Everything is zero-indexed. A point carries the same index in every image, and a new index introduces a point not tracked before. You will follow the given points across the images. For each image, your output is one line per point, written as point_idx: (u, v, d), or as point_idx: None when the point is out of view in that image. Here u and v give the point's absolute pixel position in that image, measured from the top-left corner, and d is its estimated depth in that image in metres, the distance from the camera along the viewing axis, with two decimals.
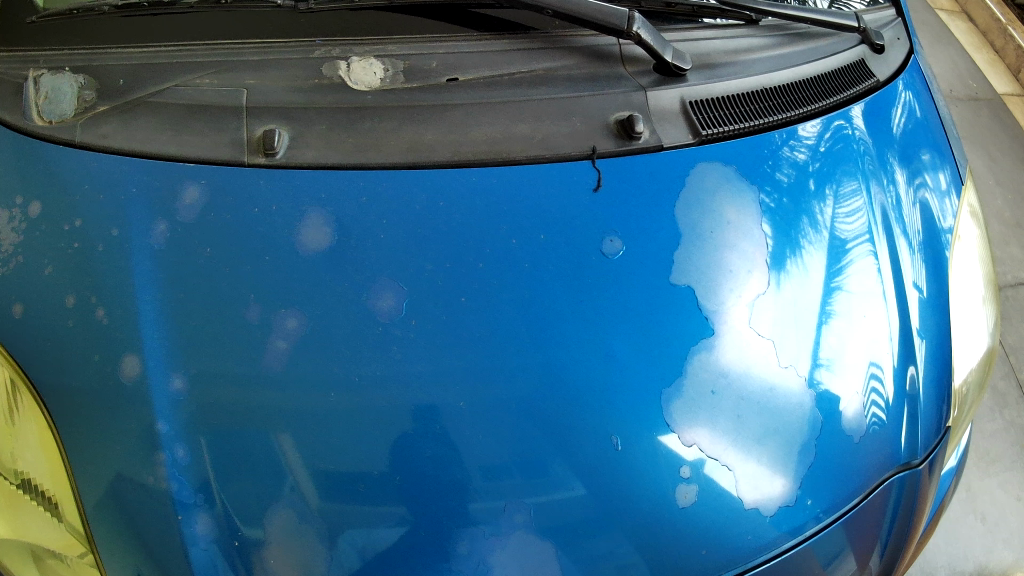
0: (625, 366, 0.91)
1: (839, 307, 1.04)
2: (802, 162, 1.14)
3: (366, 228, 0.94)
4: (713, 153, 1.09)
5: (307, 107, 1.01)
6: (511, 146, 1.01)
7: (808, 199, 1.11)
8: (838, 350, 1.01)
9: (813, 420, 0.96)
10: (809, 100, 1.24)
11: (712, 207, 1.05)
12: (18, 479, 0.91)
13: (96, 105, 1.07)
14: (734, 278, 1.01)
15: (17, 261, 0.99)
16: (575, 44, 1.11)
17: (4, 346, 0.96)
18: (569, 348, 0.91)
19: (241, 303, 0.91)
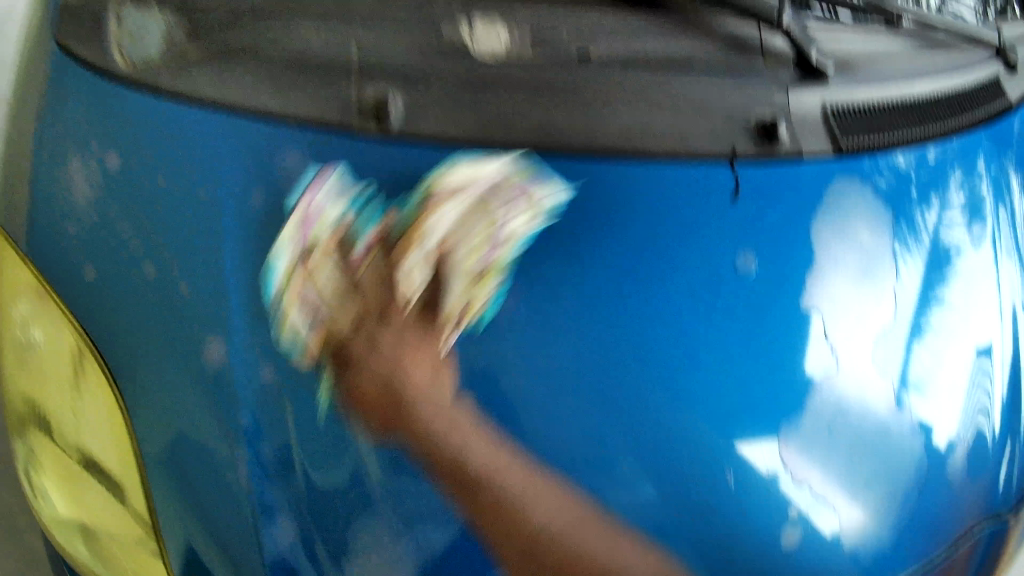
0: (743, 394, 0.84)
1: (935, 323, 0.96)
2: (903, 169, 1.02)
3: (485, 216, 0.84)
4: (852, 170, 0.98)
5: (426, 72, 0.90)
6: (648, 141, 0.90)
7: (909, 207, 0.99)
8: (930, 369, 0.94)
9: (920, 464, 0.92)
10: (949, 114, 1.12)
11: (841, 225, 0.94)
12: (93, 454, 1.03)
13: (187, 50, 0.97)
14: (858, 305, 0.91)
15: (96, 218, 0.98)
16: (713, 33, 1.01)
17: (77, 319, 1.01)
18: (678, 367, 0.83)
19: (343, 291, 0.83)
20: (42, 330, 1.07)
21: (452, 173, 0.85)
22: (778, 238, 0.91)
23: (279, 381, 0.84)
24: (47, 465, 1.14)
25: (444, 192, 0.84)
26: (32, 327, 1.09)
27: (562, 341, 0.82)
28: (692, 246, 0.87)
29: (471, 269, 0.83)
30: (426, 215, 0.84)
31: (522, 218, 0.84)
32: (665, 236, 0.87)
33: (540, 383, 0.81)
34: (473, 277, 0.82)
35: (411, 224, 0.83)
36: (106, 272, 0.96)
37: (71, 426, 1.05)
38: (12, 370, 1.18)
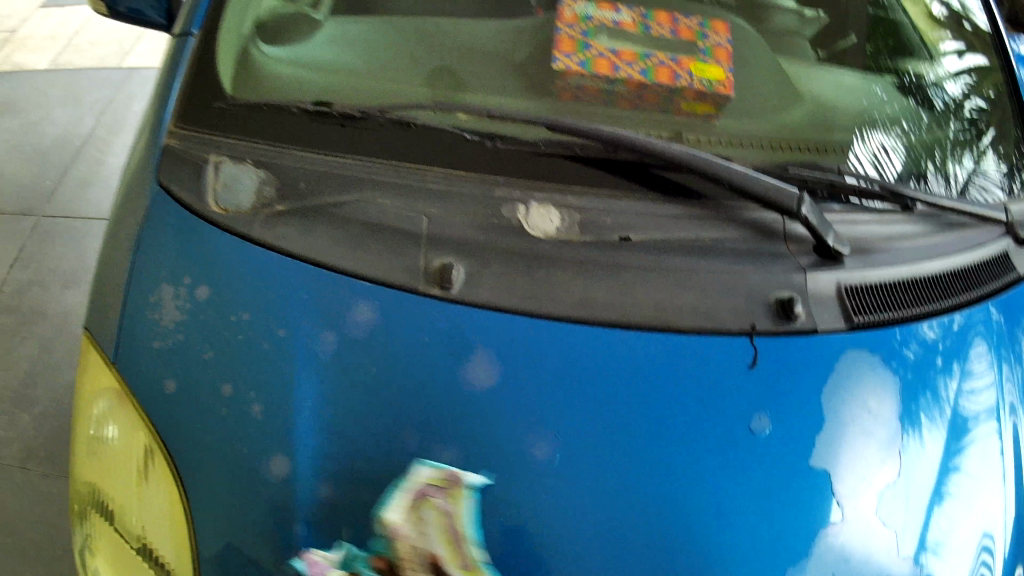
0: (753, 534, 0.93)
1: (955, 490, 1.04)
2: (931, 339, 1.13)
3: (531, 373, 0.97)
4: (865, 341, 1.09)
5: (486, 247, 1.03)
6: (676, 315, 1.04)
7: (934, 376, 1.10)
8: (945, 532, 1.01)
9: None
10: (967, 285, 1.20)
11: (857, 390, 1.05)
12: (138, 542, 1.01)
13: (274, 205, 1.09)
14: (865, 464, 1.01)
15: (176, 338, 1.07)
16: (740, 217, 1.11)
17: (147, 415, 1.04)
18: (692, 513, 0.93)
19: (400, 432, 0.95)
20: (118, 425, 1.07)
21: (419, 477, 0.91)
22: (791, 402, 1.01)
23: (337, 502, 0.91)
24: (100, 550, 1.05)
25: (443, 490, 0.89)
26: (108, 424, 1.09)
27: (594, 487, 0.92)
28: (712, 408, 0.99)
29: (458, 569, 0.86)
30: (439, 526, 0.87)
31: (451, 503, 0.88)
32: (687, 398, 0.99)
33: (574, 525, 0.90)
34: (518, 428, 0.94)
35: (413, 546, 0.86)
36: (186, 383, 1.03)
37: (134, 515, 1.02)
38: (77, 463, 1.14)
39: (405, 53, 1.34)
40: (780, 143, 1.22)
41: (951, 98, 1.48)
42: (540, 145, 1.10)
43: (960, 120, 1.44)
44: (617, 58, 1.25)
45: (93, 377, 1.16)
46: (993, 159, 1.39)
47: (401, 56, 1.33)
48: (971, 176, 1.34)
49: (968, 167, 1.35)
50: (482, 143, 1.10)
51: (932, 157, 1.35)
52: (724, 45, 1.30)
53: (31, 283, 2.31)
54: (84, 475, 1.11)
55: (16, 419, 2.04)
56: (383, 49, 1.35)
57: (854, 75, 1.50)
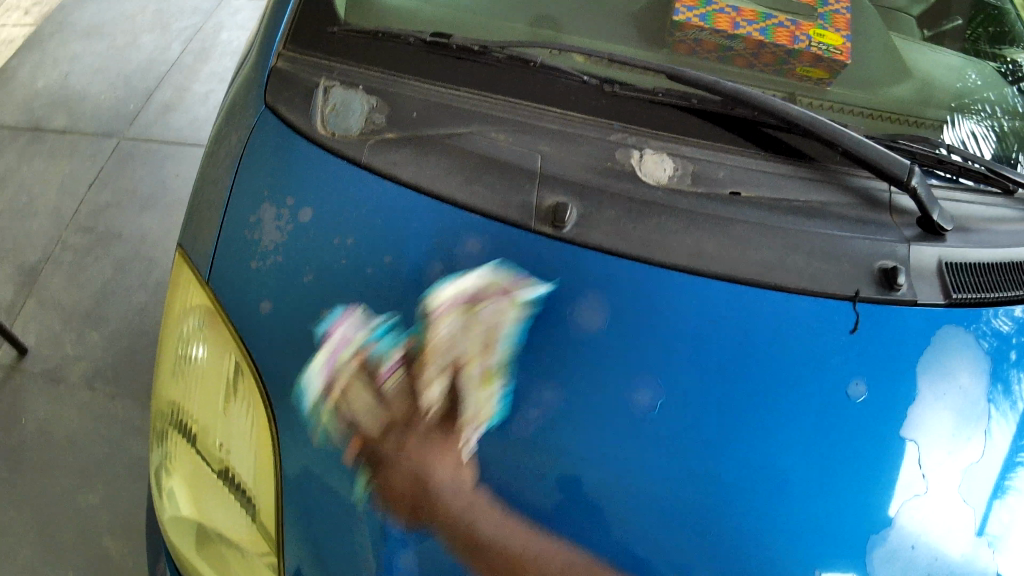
0: (830, 493, 0.91)
1: (1022, 485, 0.98)
2: (1005, 332, 1.07)
3: (638, 318, 0.97)
4: (955, 321, 1.06)
5: (602, 190, 1.04)
6: (784, 274, 1.03)
7: (1006, 370, 1.05)
8: (1007, 526, 0.95)
9: None
10: None
11: (927, 371, 1.02)
12: (219, 464, 0.98)
13: (385, 131, 1.10)
14: (925, 445, 0.97)
15: (275, 259, 1.06)
16: (850, 184, 1.10)
17: (237, 332, 1.03)
18: (774, 470, 0.91)
19: (502, 371, 0.95)
20: (207, 343, 1.05)
21: (485, 278, 0.99)
22: (890, 372, 1.00)
23: (433, 436, 0.92)
24: (177, 468, 1.02)
25: (502, 297, 0.98)
26: (195, 342, 1.07)
27: (690, 438, 0.91)
28: (808, 370, 0.98)
29: (476, 378, 0.94)
30: (491, 329, 0.97)
31: (508, 317, 0.98)
32: (782, 359, 0.98)
33: (667, 473, 0.89)
34: (622, 373, 0.94)
35: (456, 343, 0.97)
36: (282, 305, 1.03)
37: (216, 435, 0.99)
38: (160, 381, 1.11)
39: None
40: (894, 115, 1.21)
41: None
42: (659, 95, 1.09)
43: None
44: (739, 15, 1.21)
45: (181, 295, 1.13)
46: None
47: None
48: None
49: None
50: (602, 87, 1.09)
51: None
52: (843, 13, 1.26)
53: (108, 207, 2.34)
54: (164, 395, 1.08)
55: (85, 337, 2.06)
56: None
57: (956, 56, 1.47)
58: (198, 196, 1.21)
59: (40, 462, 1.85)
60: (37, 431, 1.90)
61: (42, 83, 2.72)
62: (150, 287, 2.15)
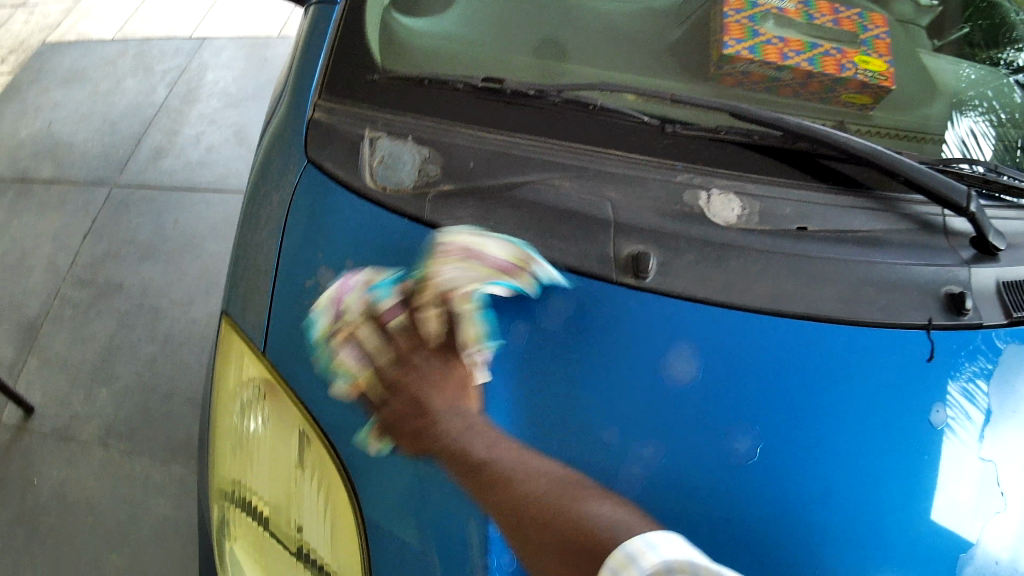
0: (898, 515, 0.90)
1: None
2: None
3: (727, 361, 0.95)
4: (1014, 335, 1.05)
5: (677, 235, 1.01)
6: (863, 309, 1.01)
7: None
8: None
9: None
10: None
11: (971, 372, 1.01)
12: (296, 545, 0.97)
13: (439, 183, 1.07)
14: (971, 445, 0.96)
15: None
16: (905, 210, 1.09)
17: (299, 402, 1.00)
18: (863, 506, 0.90)
19: (598, 426, 0.91)
20: (268, 414, 1.02)
21: None
22: (970, 399, 0.99)
23: None
24: (251, 535, 1.01)
25: None
26: (253, 414, 1.04)
27: (777, 473, 0.90)
28: (896, 403, 0.97)
29: None
30: None
31: None
32: (869, 392, 0.96)
33: (745, 507, 0.89)
34: (719, 420, 0.92)
35: None
36: None
37: (289, 513, 0.98)
38: (219, 456, 1.08)
39: (543, 40, 1.29)
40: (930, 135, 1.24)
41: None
42: (721, 131, 1.07)
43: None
44: (785, 45, 1.20)
45: (232, 366, 1.10)
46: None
47: (539, 41, 1.29)
48: None
49: None
50: (663, 127, 1.07)
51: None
52: (884, 38, 1.27)
53: (107, 256, 2.28)
54: (225, 468, 1.06)
55: (94, 396, 1.99)
56: (521, 26, 1.31)
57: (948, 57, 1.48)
58: (239, 262, 1.18)
59: (59, 531, 1.78)
60: (54, 497, 1.83)
61: (26, 132, 2.66)
62: (159, 339, 2.09)
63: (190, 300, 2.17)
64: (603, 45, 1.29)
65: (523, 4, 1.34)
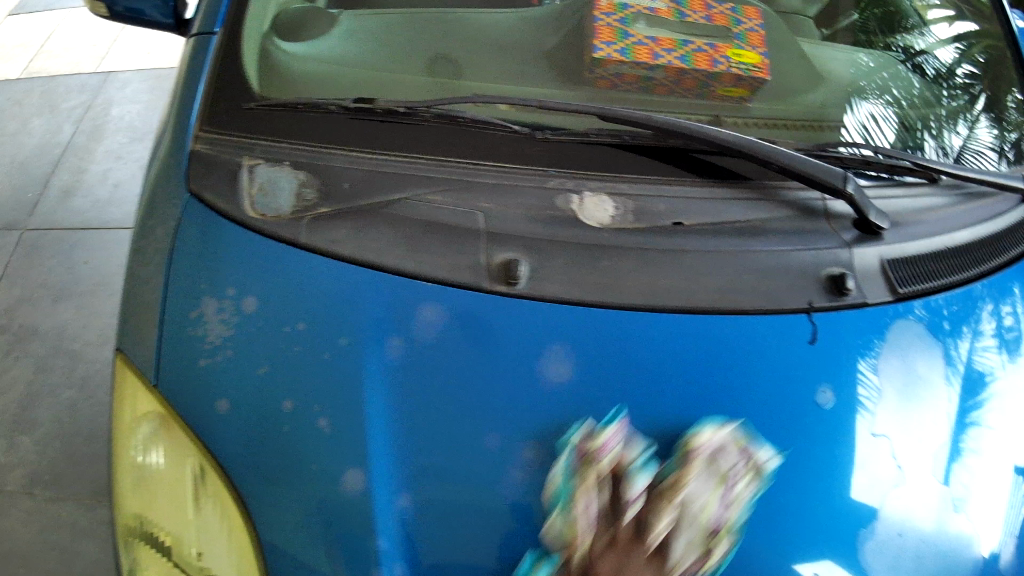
0: (787, 493, 0.92)
1: (976, 444, 1.05)
2: (936, 303, 1.14)
3: (605, 359, 0.96)
4: (905, 313, 1.11)
5: (549, 241, 1.01)
6: (740, 298, 1.02)
7: (945, 337, 1.11)
8: (968, 487, 1.00)
9: (964, 567, 0.95)
10: (980, 261, 1.24)
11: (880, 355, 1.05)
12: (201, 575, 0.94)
13: (318, 207, 1.07)
14: (890, 424, 1.00)
15: (226, 355, 1.03)
16: (786, 197, 1.11)
17: (197, 436, 0.99)
18: (751, 488, 0.92)
19: (479, 432, 0.92)
20: (166, 449, 1.01)
21: None
22: (853, 376, 1.02)
23: (422, 510, 0.89)
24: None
25: None
26: (152, 449, 1.02)
27: (667, 465, 0.91)
28: (780, 386, 0.99)
29: None
30: None
31: None
32: (753, 379, 0.98)
33: None
34: (602, 418, 0.93)
35: None
36: (239, 404, 0.99)
37: (190, 543, 0.96)
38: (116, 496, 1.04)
39: (436, 58, 1.28)
40: (816, 124, 1.28)
41: (942, 64, 1.50)
42: (590, 134, 1.08)
43: (951, 88, 1.47)
44: (656, 44, 1.22)
45: (126, 403, 1.06)
46: (986, 124, 1.41)
47: (430, 60, 1.28)
48: (965, 143, 1.37)
49: (962, 134, 1.38)
50: (533, 134, 1.08)
51: (925, 125, 1.38)
52: (757, 31, 1.31)
53: (21, 301, 2.25)
54: (122, 508, 1.02)
55: (16, 444, 1.96)
56: (407, 45, 1.31)
57: (848, 47, 1.53)
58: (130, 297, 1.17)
59: None
60: None
61: None
62: (77, 382, 2.06)
63: (107, 338, 2.15)
64: (486, 55, 1.30)
65: (413, 22, 1.35)
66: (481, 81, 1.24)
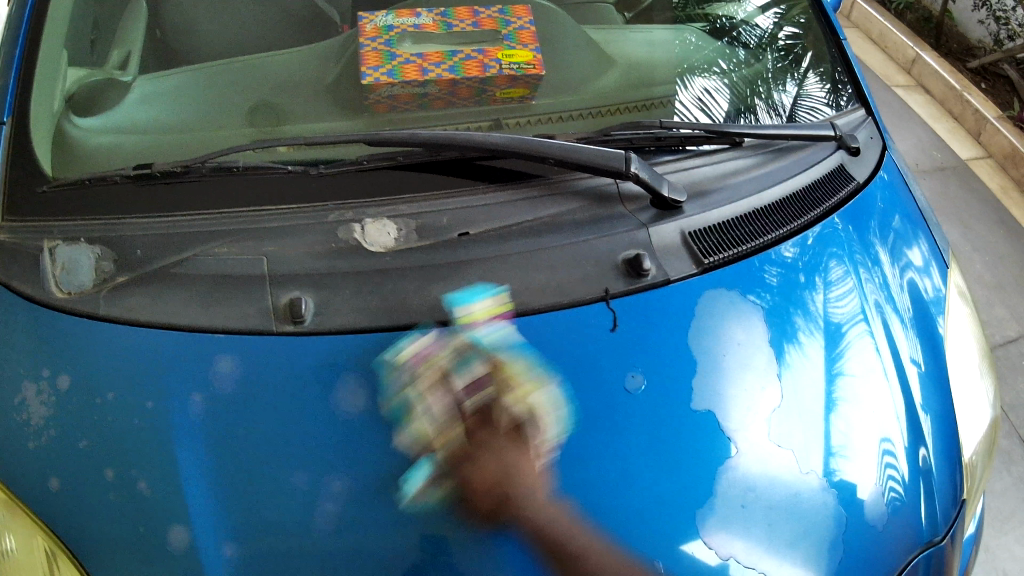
0: (608, 478, 0.93)
1: (845, 392, 1.09)
2: (789, 260, 1.21)
3: (402, 378, 0.97)
4: (718, 281, 1.13)
5: (332, 272, 1.04)
6: (530, 297, 1.05)
7: (799, 294, 1.17)
8: (847, 435, 1.05)
9: (838, 514, 0.98)
10: (797, 216, 1.27)
11: (721, 329, 1.09)
12: None
13: (116, 276, 1.07)
14: (744, 395, 1.04)
15: (49, 435, 0.99)
16: (575, 188, 1.14)
17: (42, 519, 0.94)
18: (578, 476, 0.92)
19: (287, 471, 0.92)
20: (15, 536, 0.93)
21: None
22: (662, 357, 1.03)
23: (244, 554, 0.88)
24: None
25: None
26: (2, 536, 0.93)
27: (480, 470, 0.92)
28: (588, 375, 1.00)
29: None
30: None
31: None
32: (552, 369, 0.99)
33: (470, 504, 0.90)
34: (402, 437, 0.94)
35: None
36: (69, 481, 0.95)
37: None
38: None
39: (254, 107, 1.30)
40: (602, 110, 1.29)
41: (762, 32, 1.65)
42: (362, 161, 1.12)
43: (776, 51, 1.61)
44: (424, 60, 1.29)
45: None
46: (812, 79, 1.57)
47: (249, 109, 1.30)
48: (796, 99, 1.51)
49: (792, 91, 1.52)
50: (307, 171, 1.12)
51: (756, 90, 1.50)
52: (526, 28, 1.38)
53: None
54: None
55: None
56: (221, 100, 1.32)
57: (669, 27, 1.60)
58: None
59: None
60: None
61: None
62: None
63: None
64: (298, 95, 1.33)
65: (224, 77, 1.35)
66: (299, 120, 1.26)
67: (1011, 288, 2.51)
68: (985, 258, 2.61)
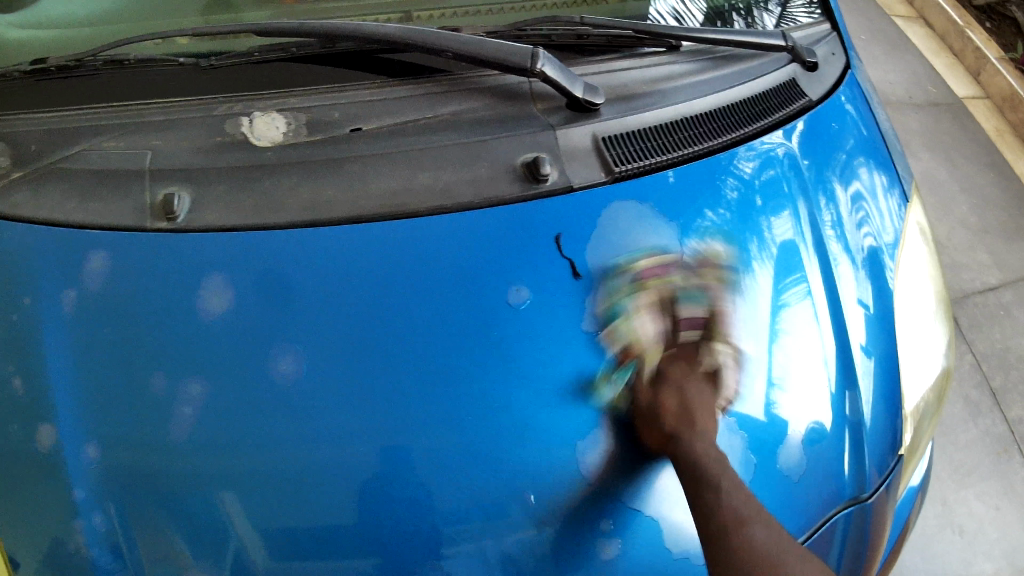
0: (499, 397, 0.88)
1: (787, 324, 1.04)
2: (748, 177, 1.14)
3: (262, 277, 0.94)
4: (627, 192, 1.05)
5: (210, 168, 1.01)
6: (410, 198, 1.00)
7: (755, 216, 1.11)
8: (787, 367, 1.01)
9: (746, 461, 0.93)
10: (734, 126, 1.20)
11: (626, 241, 1.01)
12: None
13: (10, 173, 1.03)
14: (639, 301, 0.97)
15: None
16: (479, 86, 1.10)
17: None
18: (449, 392, 0.88)
19: (148, 373, 0.89)
20: None
21: None
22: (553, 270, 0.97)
23: (104, 460, 0.86)
24: None
25: None
26: None
27: (337, 382, 0.88)
28: (469, 288, 0.94)
29: None
30: None
31: None
32: (436, 276, 0.95)
33: (341, 413, 0.86)
34: (262, 343, 0.90)
35: None
36: None
37: None
38: None
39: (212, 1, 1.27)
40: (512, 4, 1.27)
41: None
42: (256, 53, 1.11)
43: None
44: None
45: None
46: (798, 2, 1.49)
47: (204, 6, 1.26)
48: (777, 21, 1.42)
49: (774, 12, 1.43)
50: (199, 64, 1.10)
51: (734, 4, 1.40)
52: None
53: None
54: None
55: None
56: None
57: None
58: None
59: None
60: None
61: None
62: None
63: None
64: None
65: None
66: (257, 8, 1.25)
67: (998, 235, 2.42)
68: (972, 201, 2.52)
